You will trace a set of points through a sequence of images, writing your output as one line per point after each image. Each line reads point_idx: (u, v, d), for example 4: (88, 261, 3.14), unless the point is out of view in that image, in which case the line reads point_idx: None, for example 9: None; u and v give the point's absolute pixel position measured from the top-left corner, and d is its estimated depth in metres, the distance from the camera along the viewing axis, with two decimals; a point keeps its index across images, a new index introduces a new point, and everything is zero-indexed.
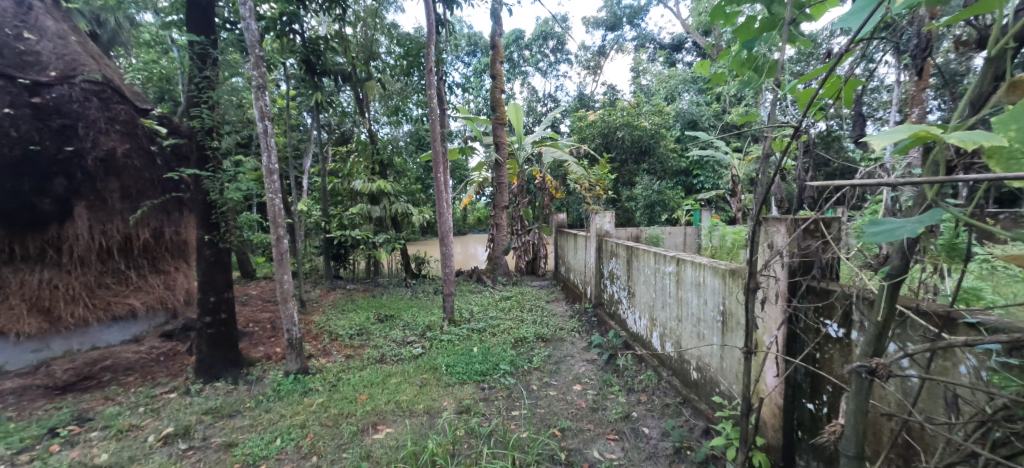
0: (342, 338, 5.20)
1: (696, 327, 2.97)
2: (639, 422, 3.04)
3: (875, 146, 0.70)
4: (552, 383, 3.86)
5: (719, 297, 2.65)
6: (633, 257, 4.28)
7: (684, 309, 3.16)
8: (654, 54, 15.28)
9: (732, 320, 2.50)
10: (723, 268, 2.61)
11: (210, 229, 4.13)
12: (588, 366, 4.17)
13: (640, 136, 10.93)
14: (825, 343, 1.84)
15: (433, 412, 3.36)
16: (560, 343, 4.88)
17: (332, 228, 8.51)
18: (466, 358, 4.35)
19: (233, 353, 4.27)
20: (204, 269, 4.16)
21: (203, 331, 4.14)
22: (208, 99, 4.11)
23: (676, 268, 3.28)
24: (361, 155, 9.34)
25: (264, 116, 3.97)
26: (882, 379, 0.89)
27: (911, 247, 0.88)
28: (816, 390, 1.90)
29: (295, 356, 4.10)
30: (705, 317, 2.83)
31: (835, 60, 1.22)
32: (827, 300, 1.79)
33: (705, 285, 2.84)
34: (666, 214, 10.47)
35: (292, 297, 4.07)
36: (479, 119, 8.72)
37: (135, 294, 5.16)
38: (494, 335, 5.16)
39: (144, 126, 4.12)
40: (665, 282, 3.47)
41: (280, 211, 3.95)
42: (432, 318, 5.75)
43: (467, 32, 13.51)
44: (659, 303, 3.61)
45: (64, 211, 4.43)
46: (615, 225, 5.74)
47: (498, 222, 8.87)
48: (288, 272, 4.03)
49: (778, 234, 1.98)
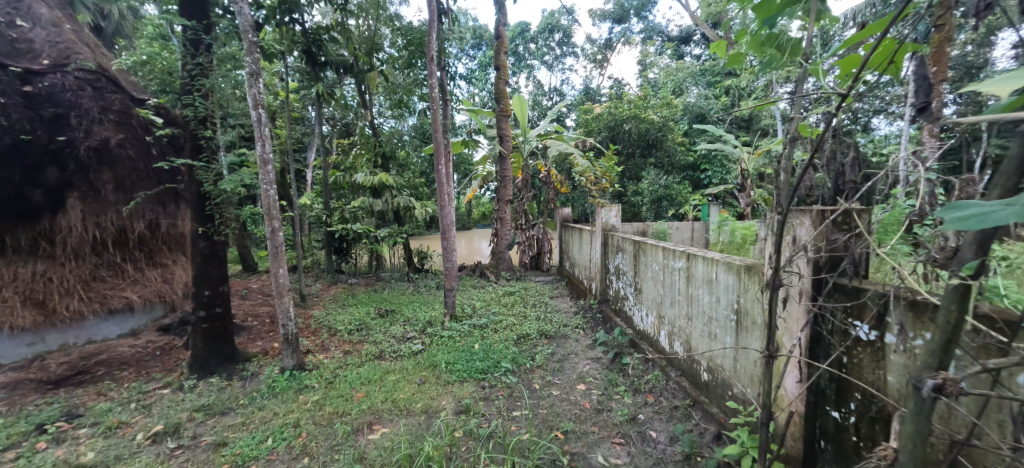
0: (342, 333, 5.10)
1: (707, 327, 2.81)
2: (646, 425, 2.88)
3: (1001, 93, 0.65)
4: (555, 382, 3.74)
5: (733, 294, 2.48)
6: (640, 251, 4.11)
7: (694, 307, 2.99)
8: (663, 47, 15.08)
9: (747, 319, 2.34)
10: (737, 264, 2.44)
11: (204, 221, 4.02)
12: (593, 364, 4.02)
13: (648, 129, 10.70)
14: (853, 347, 1.68)
15: (432, 411, 3.25)
16: (564, 340, 4.76)
17: (334, 222, 8.39)
18: (466, 356, 4.22)
19: (228, 348, 4.16)
20: (198, 262, 4.04)
21: (197, 326, 4.03)
22: (201, 87, 3.98)
23: (686, 263, 3.10)
24: (362, 148, 9.24)
25: (259, 103, 3.80)
26: (952, 399, 0.74)
27: (994, 235, 0.72)
28: (842, 398, 1.74)
29: (291, 352, 3.98)
30: (717, 316, 2.67)
31: (895, 12, 1.02)
32: (858, 299, 1.63)
33: (717, 281, 2.67)
34: (674, 209, 10.30)
35: (288, 291, 3.94)
36: (484, 111, 8.52)
37: (132, 287, 5.06)
38: (496, 331, 5.04)
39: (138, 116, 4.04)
40: (675, 278, 3.29)
41: (275, 204, 3.82)
42: (433, 314, 5.62)
43: (473, 25, 13.35)
44: (667, 299, 3.45)
45: (56, 202, 4.35)
46: (621, 219, 5.56)
47: (502, 216, 8.71)
48: (284, 266, 3.89)
49: (802, 226, 1.79)
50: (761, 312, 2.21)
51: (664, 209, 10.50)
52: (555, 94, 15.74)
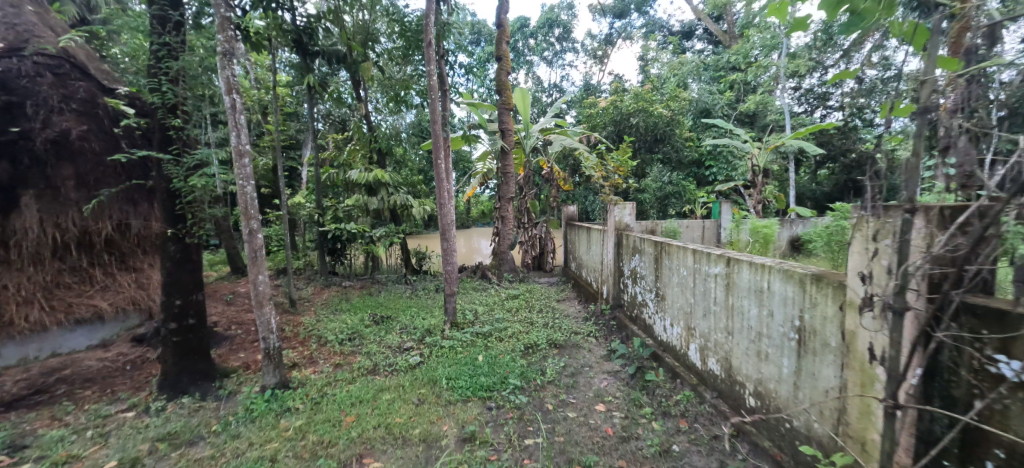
0: (332, 343, 4.67)
1: (755, 344, 2.38)
2: (684, 460, 2.45)
3: None
4: (569, 401, 3.33)
5: (794, 309, 2.06)
6: (662, 254, 3.68)
7: (736, 321, 2.56)
8: (666, 41, 14.74)
9: (815, 340, 1.92)
10: (801, 272, 2.01)
11: (174, 222, 3.58)
12: (610, 380, 3.61)
13: (655, 123, 10.30)
14: (994, 389, 1.26)
15: (431, 439, 2.83)
16: (576, 350, 4.34)
17: (327, 221, 7.93)
18: (470, 370, 3.80)
19: (203, 363, 3.73)
20: (168, 268, 3.59)
21: (167, 339, 3.58)
22: (169, 70, 3.51)
23: (724, 270, 2.66)
24: (358, 144, 8.82)
25: (232, 87, 3.28)
26: None
27: None
28: (972, 454, 1.33)
29: (273, 368, 3.54)
30: (769, 333, 2.25)
31: None
32: (1007, 326, 1.21)
33: (767, 292, 2.26)
34: (681, 207, 9.91)
35: (268, 300, 3.50)
36: (484, 105, 8.14)
37: (101, 294, 4.64)
38: (500, 341, 4.61)
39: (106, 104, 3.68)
40: (709, 285, 2.86)
41: (253, 202, 3.36)
42: (431, 320, 5.19)
43: (473, 19, 12.97)
44: (699, 309, 3.02)
45: (8, 202, 3.93)
46: (636, 217, 5.08)
47: (504, 214, 8.26)
48: (264, 272, 3.45)
49: (914, 229, 1.37)
50: (836, 332, 1.80)
51: (671, 207, 10.11)
52: (555, 90, 15.37)
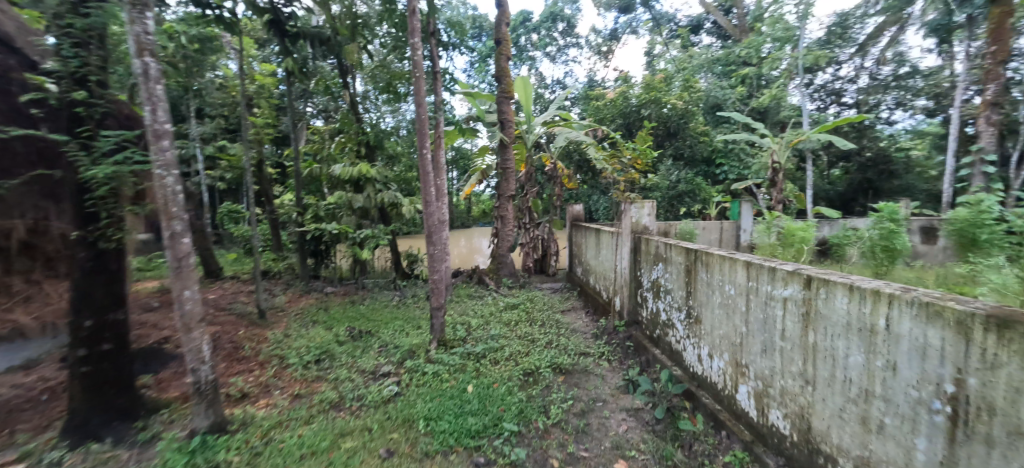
0: (295, 367, 3.92)
1: (858, 406, 1.63)
2: None
3: None
4: (581, 454, 2.58)
5: (944, 367, 1.31)
6: (697, 264, 2.92)
7: (820, 367, 1.82)
8: (674, 34, 13.99)
9: (992, 423, 1.19)
10: (959, 310, 1.27)
11: (84, 222, 2.83)
12: (632, 424, 2.87)
13: (669, 115, 9.51)
14: None
15: None
16: (585, 377, 3.60)
17: (307, 220, 7.19)
18: (455, 407, 3.05)
19: (122, 398, 3.01)
20: (77, 281, 2.86)
21: (74, 370, 2.85)
22: (72, 31, 2.76)
23: (801, 293, 1.91)
24: (345, 136, 8.10)
25: (144, 49, 2.53)
26: None
27: None
28: None
29: (205, 407, 2.80)
30: (889, 395, 1.50)
31: None
32: None
33: (884, 335, 1.51)
34: (696, 206, 9.12)
35: (199, 323, 2.74)
36: (482, 95, 7.26)
37: (22, 306, 4.08)
38: (495, 365, 3.86)
39: (28, 79, 2.99)
40: (774, 312, 2.11)
41: (175, 198, 2.62)
42: (416, 338, 4.44)
43: (472, 11, 12.27)
44: (755, 342, 2.27)
45: None
46: (656, 218, 4.29)
47: (504, 214, 7.51)
48: (192, 287, 2.69)
49: None
50: None
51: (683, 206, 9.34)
52: (558, 86, 14.63)
